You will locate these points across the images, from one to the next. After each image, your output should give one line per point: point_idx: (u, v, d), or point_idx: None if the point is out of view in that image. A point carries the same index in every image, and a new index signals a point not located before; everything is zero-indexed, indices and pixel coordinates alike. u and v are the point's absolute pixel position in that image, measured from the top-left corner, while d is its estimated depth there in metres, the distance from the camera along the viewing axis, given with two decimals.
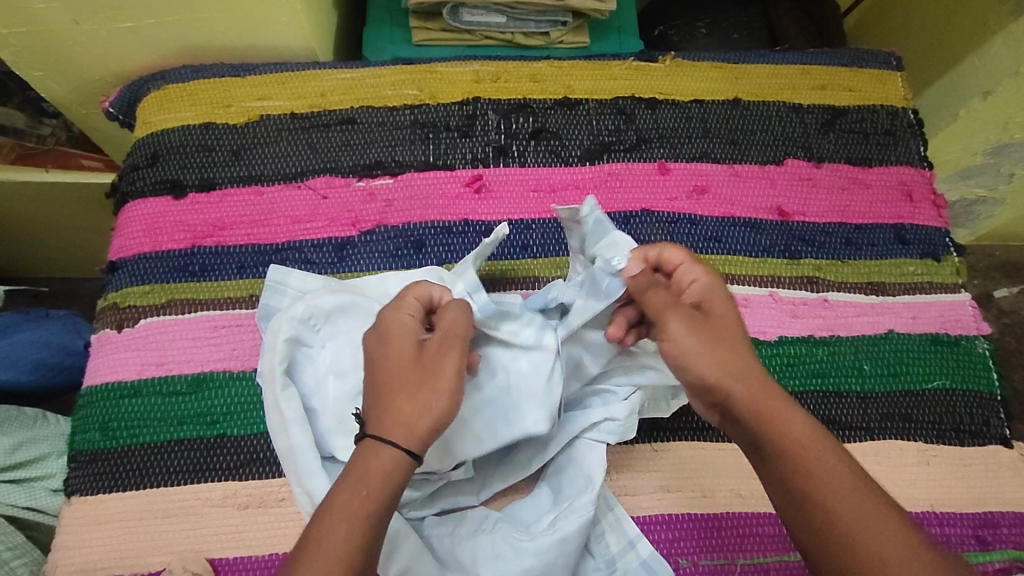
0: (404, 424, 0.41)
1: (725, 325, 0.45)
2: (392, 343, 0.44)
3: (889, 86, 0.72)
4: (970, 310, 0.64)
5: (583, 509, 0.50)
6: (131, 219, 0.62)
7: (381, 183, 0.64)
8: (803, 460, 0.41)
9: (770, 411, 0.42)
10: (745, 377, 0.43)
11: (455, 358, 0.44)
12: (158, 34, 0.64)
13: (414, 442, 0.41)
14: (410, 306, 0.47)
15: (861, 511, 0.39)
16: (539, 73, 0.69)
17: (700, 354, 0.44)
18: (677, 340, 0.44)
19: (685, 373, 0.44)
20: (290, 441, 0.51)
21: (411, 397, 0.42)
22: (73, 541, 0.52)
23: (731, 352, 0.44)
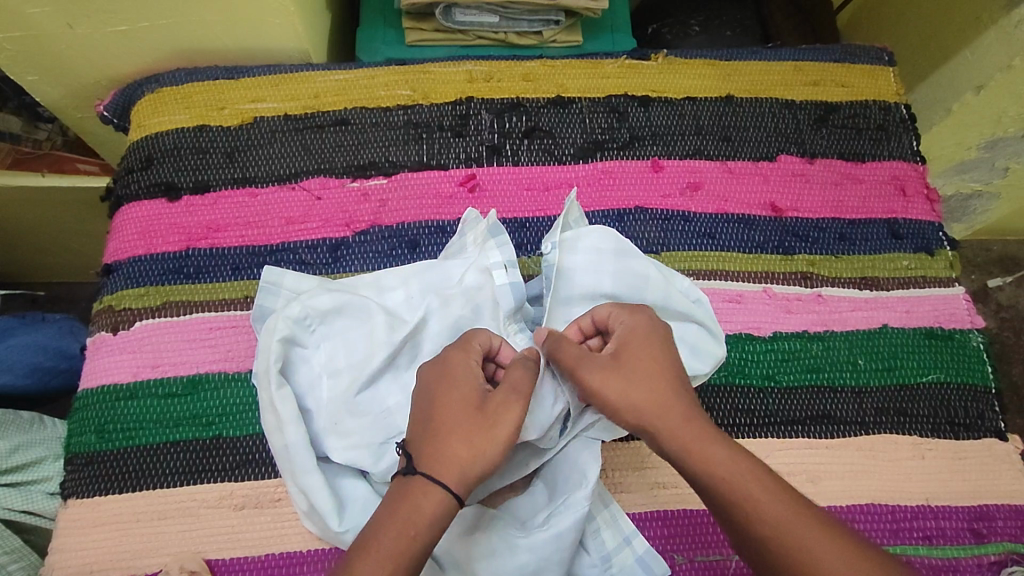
0: (456, 467, 0.42)
1: (646, 362, 0.47)
2: (453, 384, 0.45)
3: (881, 82, 0.72)
4: (964, 304, 0.64)
5: (577, 505, 0.50)
6: (126, 222, 0.62)
7: (375, 183, 0.64)
8: (733, 493, 0.41)
9: (694, 446, 0.43)
10: (665, 413, 0.45)
11: (517, 412, 0.44)
12: (152, 37, 0.64)
13: (461, 483, 0.42)
14: (471, 354, 0.48)
15: (795, 528, 0.39)
16: (532, 72, 0.69)
17: (625, 393, 0.45)
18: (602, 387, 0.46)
19: (617, 415, 0.46)
20: (287, 439, 0.51)
21: (467, 442, 0.43)
22: (70, 544, 0.52)
23: (653, 387, 0.45)
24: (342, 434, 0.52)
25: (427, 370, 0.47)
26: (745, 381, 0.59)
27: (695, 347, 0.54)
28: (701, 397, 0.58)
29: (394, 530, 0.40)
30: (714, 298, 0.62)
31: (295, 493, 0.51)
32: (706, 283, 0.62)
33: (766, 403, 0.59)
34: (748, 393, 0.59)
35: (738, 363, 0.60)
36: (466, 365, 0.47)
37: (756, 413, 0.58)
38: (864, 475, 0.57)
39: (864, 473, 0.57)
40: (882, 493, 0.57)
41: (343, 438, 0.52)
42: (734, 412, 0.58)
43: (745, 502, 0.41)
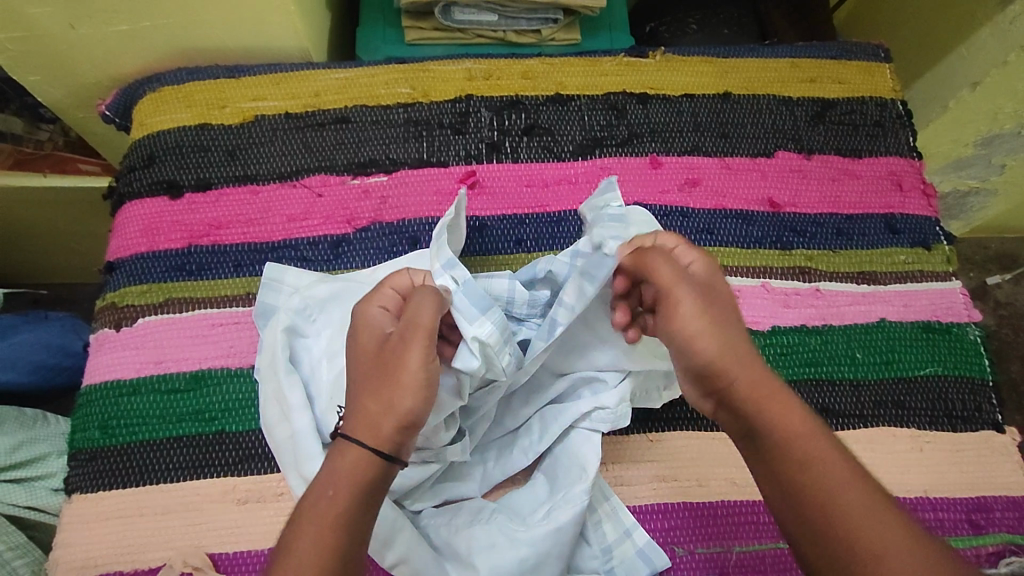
0: (369, 423, 0.42)
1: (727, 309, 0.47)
2: (360, 341, 0.46)
3: (878, 78, 0.73)
4: (961, 298, 0.65)
5: (577, 499, 0.50)
6: (128, 220, 0.63)
7: (375, 180, 0.64)
8: (808, 466, 0.41)
9: (769, 407, 0.44)
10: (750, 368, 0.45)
11: (416, 354, 0.43)
12: (153, 36, 0.65)
13: (377, 438, 0.42)
14: (386, 303, 0.47)
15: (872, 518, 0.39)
16: (531, 70, 0.70)
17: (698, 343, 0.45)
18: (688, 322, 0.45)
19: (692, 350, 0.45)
20: (294, 427, 0.52)
21: (374, 396, 0.43)
22: (73, 539, 0.53)
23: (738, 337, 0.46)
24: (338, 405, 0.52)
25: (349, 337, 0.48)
26: None
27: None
28: None
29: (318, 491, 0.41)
30: None
31: (298, 480, 0.51)
32: None
33: None
34: None
35: None
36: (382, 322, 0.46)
37: None
38: (863, 467, 0.58)
39: (862, 465, 0.58)
40: (881, 485, 0.57)
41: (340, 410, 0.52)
42: None
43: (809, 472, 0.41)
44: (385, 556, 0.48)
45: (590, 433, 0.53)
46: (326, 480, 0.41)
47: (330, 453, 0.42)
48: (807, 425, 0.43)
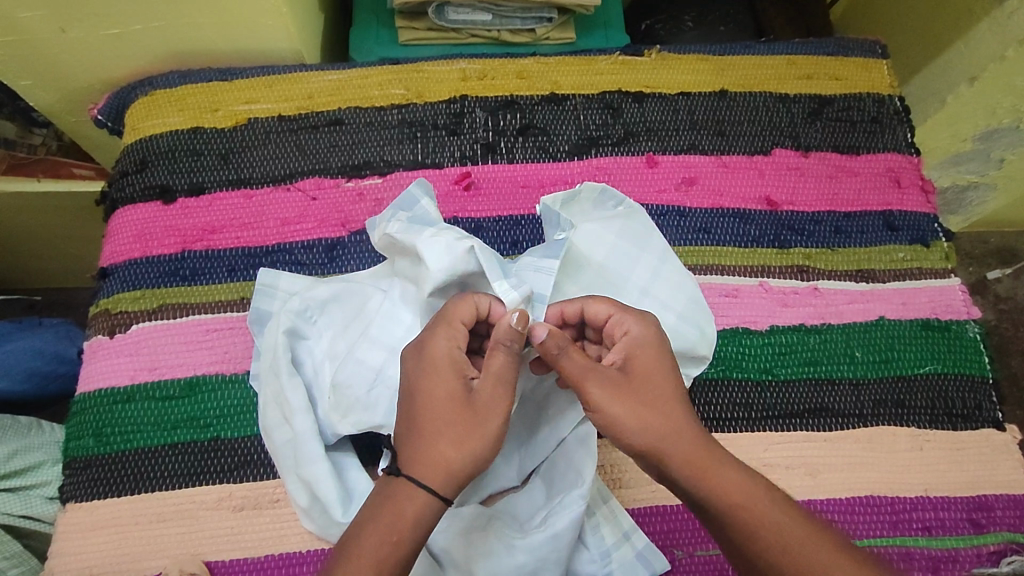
0: (445, 468, 0.42)
1: (650, 379, 0.45)
2: (434, 378, 0.44)
3: (875, 74, 0.72)
4: (960, 295, 0.64)
5: (574, 504, 0.50)
6: (121, 225, 0.62)
7: (369, 183, 0.64)
8: (748, 518, 0.41)
9: (705, 472, 0.42)
10: (677, 442, 0.43)
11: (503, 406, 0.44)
12: (144, 39, 0.64)
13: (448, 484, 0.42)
14: (454, 334, 0.46)
15: (814, 557, 0.40)
16: (526, 70, 0.69)
17: (630, 419, 0.44)
18: (605, 411, 0.44)
19: (622, 439, 0.44)
20: (295, 431, 0.52)
21: (455, 442, 0.43)
22: (68, 548, 0.52)
23: (666, 412, 0.44)
24: (340, 406, 0.52)
25: (410, 354, 0.46)
26: (742, 375, 0.59)
27: (689, 318, 0.56)
28: (699, 392, 0.58)
29: (380, 536, 0.40)
30: (711, 292, 0.62)
31: (299, 485, 0.52)
32: (702, 278, 0.62)
33: (764, 397, 0.59)
34: (746, 387, 0.59)
35: (736, 356, 0.60)
36: (456, 344, 0.46)
37: (753, 407, 0.58)
38: (862, 467, 0.57)
39: (862, 465, 0.57)
40: (881, 485, 0.57)
41: (343, 413, 0.52)
42: (732, 406, 0.58)
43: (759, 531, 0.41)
44: None
45: (586, 435, 0.52)
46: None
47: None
48: (735, 473, 0.43)
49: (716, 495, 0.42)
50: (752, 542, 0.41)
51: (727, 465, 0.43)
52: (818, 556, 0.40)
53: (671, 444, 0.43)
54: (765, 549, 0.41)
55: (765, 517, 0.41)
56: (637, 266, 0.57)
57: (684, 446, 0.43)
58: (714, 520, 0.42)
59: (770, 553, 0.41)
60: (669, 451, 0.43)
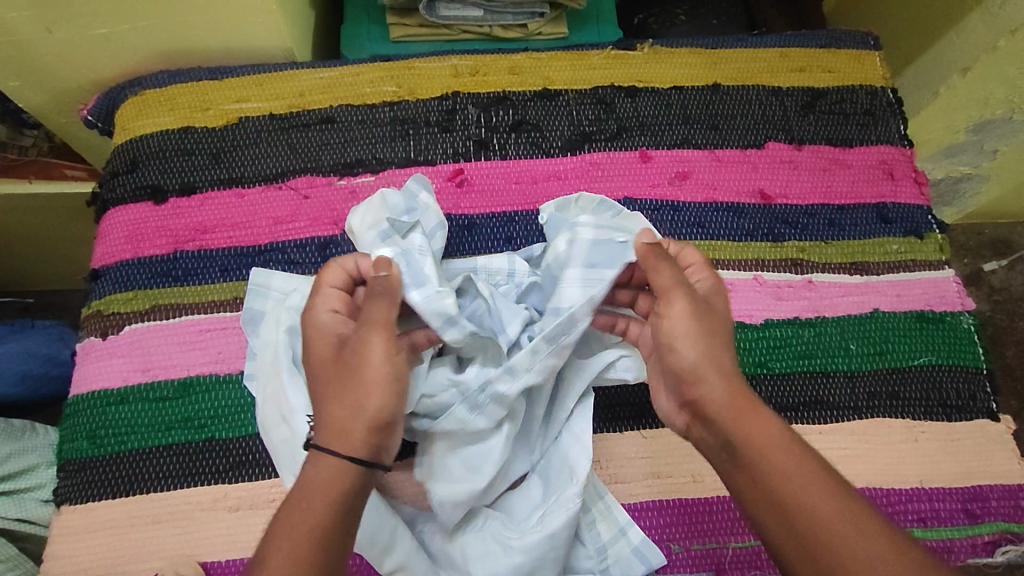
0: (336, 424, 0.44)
1: (715, 321, 0.48)
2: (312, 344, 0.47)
3: (868, 66, 0.72)
4: (954, 287, 0.65)
5: (570, 503, 0.50)
6: (112, 226, 0.62)
7: (362, 181, 0.64)
8: (783, 466, 0.42)
9: (750, 417, 0.45)
10: (729, 379, 0.46)
11: (372, 351, 0.45)
12: (133, 39, 0.64)
13: (349, 442, 0.43)
14: (328, 297, 0.48)
15: (843, 514, 0.40)
16: (518, 65, 0.69)
17: (693, 340, 0.47)
18: (673, 326, 0.47)
19: (674, 355, 0.47)
20: (295, 430, 0.52)
21: (338, 401, 0.44)
22: (63, 551, 0.52)
23: (725, 355, 0.47)
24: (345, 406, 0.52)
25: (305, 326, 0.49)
26: (737, 369, 0.59)
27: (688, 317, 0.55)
28: None
29: None
30: None
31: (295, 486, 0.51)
32: None
33: (759, 390, 0.59)
34: None
35: None
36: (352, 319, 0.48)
37: None
38: (858, 459, 0.58)
39: (858, 457, 0.58)
40: (876, 477, 0.57)
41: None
42: None
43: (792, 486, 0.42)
44: (382, 562, 0.49)
45: (580, 432, 0.53)
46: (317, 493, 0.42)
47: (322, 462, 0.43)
48: (774, 426, 0.44)
49: (756, 440, 0.44)
50: (785, 490, 0.42)
51: (773, 422, 0.45)
52: (849, 516, 0.40)
53: (715, 382, 0.46)
54: (797, 498, 0.41)
55: (802, 473, 0.42)
56: (638, 263, 0.56)
57: (726, 390, 0.46)
58: (748, 468, 0.43)
59: (800, 505, 0.41)
60: (716, 384, 0.46)
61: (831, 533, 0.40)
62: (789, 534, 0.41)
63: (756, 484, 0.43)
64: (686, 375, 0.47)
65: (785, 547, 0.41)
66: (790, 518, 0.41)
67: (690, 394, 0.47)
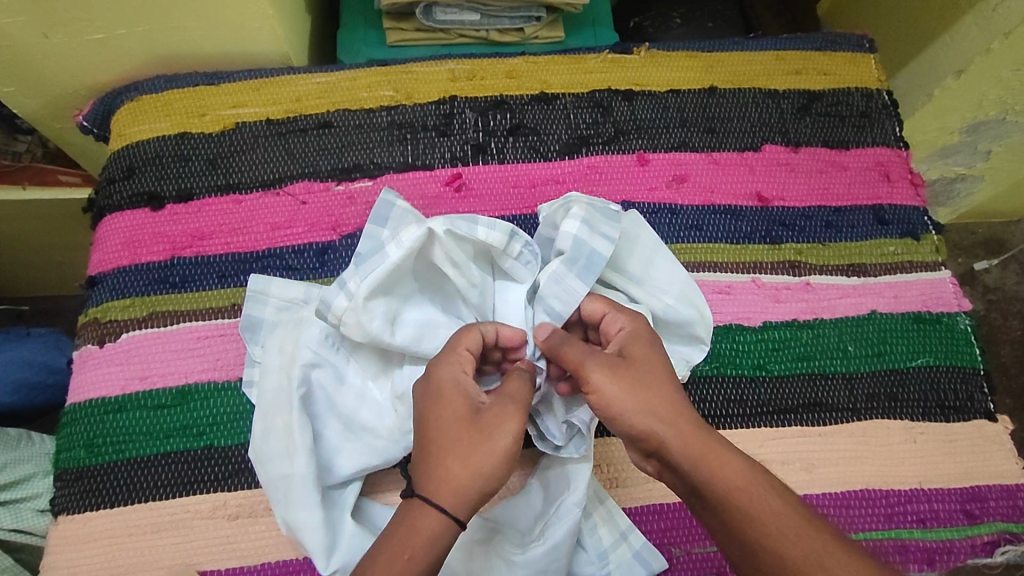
0: (451, 484, 0.42)
1: (649, 363, 0.47)
2: (443, 402, 0.46)
3: (863, 69, 0.73)
4: (951, 287, 0.65)
5: (569, 515, 0.50)
6: (109, 233, 0.62)
7: (360, 186, 0.64)
8: (750, 505, 0.42)
9: (710, 459, 0.43)
10: (676, 424, 0.44)
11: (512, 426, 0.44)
12: (130, 44, 0.63)
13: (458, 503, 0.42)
14: (458, 359, 0.48)
15: (813, 546, 0.40)
16: (515, 69, 0.69)
17: (627, 397, 0.45)
18: (603, 392, 0.45)
19: (614, 421, 0.45)
20: (294, 469, 0.51)
21: (461, 458, 0.43)
22: (61, 561, 0.52)
23: (665, 395, 0.45)
24: (389, 437, 0.54)
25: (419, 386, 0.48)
26: (736, 372, 0.59)
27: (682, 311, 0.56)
28: (693, 388, 0.58)
29: None
30: (704, 289, 0.62)
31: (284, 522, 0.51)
32: (695, 275, 0.62)
33: (758, 393, 0.59)
34: (739, 383, 0.59)
35: (729, 353, 0.60)
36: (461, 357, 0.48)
37: (748, 403, 0.58)
38: (857, 460, 0.58)
39: (857, 458, 0.58)
40: (875, 478, 0.57)
41: (373, 454, 0.53)
42: (727, 403, 0.58)
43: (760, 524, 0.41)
44: None
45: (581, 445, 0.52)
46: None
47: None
48: (737, 462, 0.43)
49: (716, 483, 0.42)
50: (750, 529, 0.41)
51: (732, 459, 0.43)
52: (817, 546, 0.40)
53: (664, 426, 0.44)
54: (763, 535, 0.41)
55: (767, 506, 0.42)
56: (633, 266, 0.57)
57: (679, 431, 0.44)
58: (714, 508, 0.43)
59: (768, 540, 0.41)
60: (664, 432, 0.44)
61: (803, 571, 0.40)
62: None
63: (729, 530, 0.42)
64: (633, 437, 0.45)
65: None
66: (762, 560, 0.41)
67: (645, 445, 0.45)
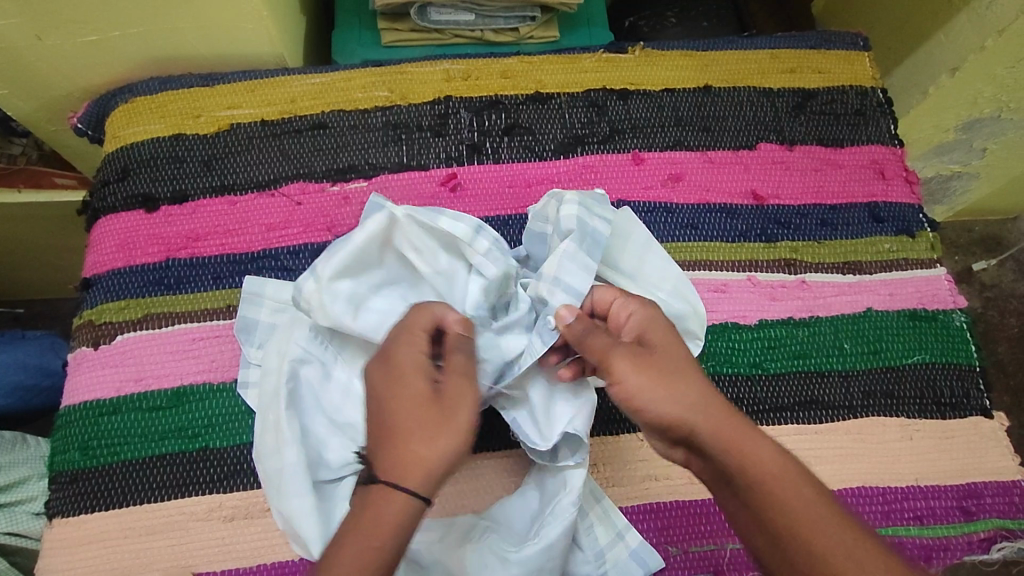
0: (421, 466, 0.43)
1: (671, 351, 0.48)
2: (399, 385, 0.45)
3: (858, 67, 0.73)
4: (946, 285, 0.65)
5: (565, 513, 0.50)
6: (103, 235, 0.62)
7: (355, 187, 0.64)
8: (777, 493, 0.42)
9: (739, 446, 0.44)
10: (704, 411, 0.45)
11: (471, 398, 0.45)
12: (124, 46, 0.63)
13: (426, 479, 0.43)
14: (416, 340, 0.47)
15: (842, 538, 0.40)
16: (510, 69, 0.69)
17: (655, 386, 0.45)
18: (626, 382, 0.46)
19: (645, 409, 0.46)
20: (285, 461, 0.51)
21: (426, 440, 0.43)
22: (56, 564, 0.52)
23: (692, 383, 0.46)
24: None
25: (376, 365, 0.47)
26: (732, 370, 0.59)
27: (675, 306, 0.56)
28: None
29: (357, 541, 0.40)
30: (699, 288, 0.62)
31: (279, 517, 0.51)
32: (690, 274, 0.62)
33: (755, 391, 0.59)
34: (735, 381, 0.59)
35: (725, 351, 0.60)
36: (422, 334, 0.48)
37: (745, 401, 0.58)
38: (854, 458, 0.58)
39: (853, 456, 0.58)
40: (872, 476, 0.57)
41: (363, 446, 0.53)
42: None
43: (790, 514, 0.41)
44: None
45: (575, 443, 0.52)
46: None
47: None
48: (768, 449, 0.44)
49: (749, 467, 0.43)
50: (779, 522, 0.41)
51: (764, 449, 0.44)
52: (847, 539, 0.40)
53: (696, 414, 0.45)
54: (792, 530, 0.41)
55: (799, 498, 0.42)
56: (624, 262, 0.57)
57: (711, 417, 0.45)
58: (743, 495, 0.43)
59: (801, 534, 0.40)
60: (693, 420, 0.45)
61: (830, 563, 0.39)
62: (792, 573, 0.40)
63: (758, 521, 0.42)
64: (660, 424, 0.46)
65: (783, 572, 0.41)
66: (794, 554, 0.40)
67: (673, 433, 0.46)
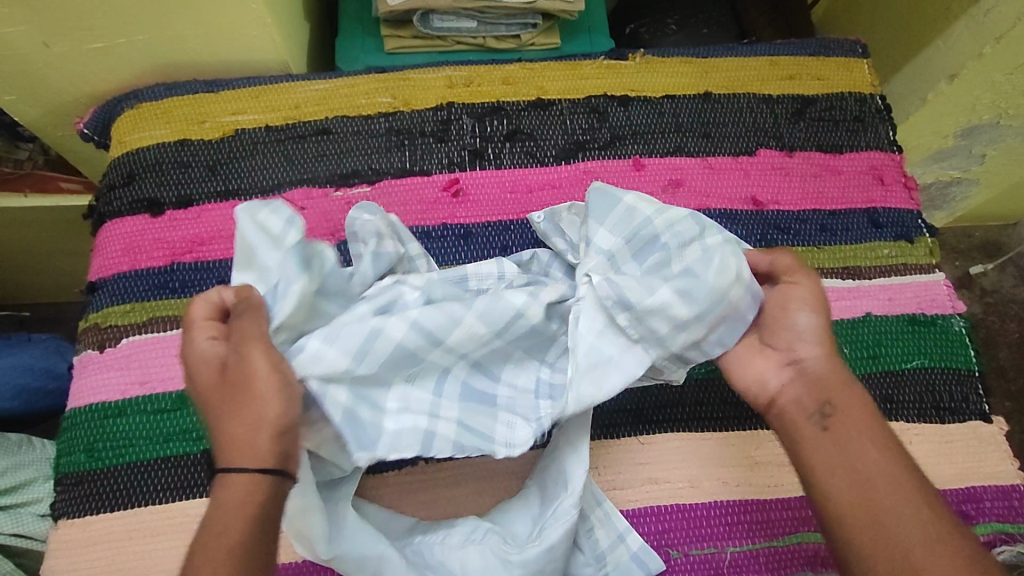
0: (242, 446, 0.45)
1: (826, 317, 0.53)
2: (198, 376, 0.47)
3: (857, 74, 0.73)
4: (945, 290, 0.65)
5: (567, 514, 0.50)
6: (109, 239, 0.62)
7: (358, 192, 0.64)
8: (863, 444, 0.48)
9: (848, 398, 0.50)
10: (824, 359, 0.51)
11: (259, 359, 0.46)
12: (129, 53, 0.64)
13: (257, 457, 0.44)
14: (209, 330, 0.47)
15: (914, 487, 0.46)
16: (512, 76, 0.69)
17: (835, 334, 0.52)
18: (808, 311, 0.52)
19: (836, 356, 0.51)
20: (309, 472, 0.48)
21: (234, 420, 0.45)
22: (60, 565, 0.52)
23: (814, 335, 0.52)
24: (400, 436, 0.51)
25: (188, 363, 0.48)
26: None
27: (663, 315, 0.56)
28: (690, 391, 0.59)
29: None
30: None
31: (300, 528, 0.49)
32: None
33: None
34: None
35: None
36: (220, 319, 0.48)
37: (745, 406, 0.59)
38: None
39: None
40: None
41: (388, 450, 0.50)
42: (724, 405, 0.58)
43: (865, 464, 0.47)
44: None
45: (577, 444, 0.52)
46: (228, 511, 0.43)
47: (237, 481, 0.44)
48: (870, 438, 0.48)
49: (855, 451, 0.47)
50: (863, 463, 0.47)
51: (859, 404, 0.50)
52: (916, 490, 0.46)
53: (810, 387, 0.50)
54: (873, 470, 0.47)
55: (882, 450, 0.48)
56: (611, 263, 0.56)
57: (828, 367, 0.51)
58: (842, 436, 0.48)
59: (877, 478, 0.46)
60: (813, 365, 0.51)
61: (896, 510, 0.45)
62: (859, 506, 0.45)
63: (840, 465, 0.47)
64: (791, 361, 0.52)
65: (845, 514, 0.45)
66: (865, 495, 0.46)
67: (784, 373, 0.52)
